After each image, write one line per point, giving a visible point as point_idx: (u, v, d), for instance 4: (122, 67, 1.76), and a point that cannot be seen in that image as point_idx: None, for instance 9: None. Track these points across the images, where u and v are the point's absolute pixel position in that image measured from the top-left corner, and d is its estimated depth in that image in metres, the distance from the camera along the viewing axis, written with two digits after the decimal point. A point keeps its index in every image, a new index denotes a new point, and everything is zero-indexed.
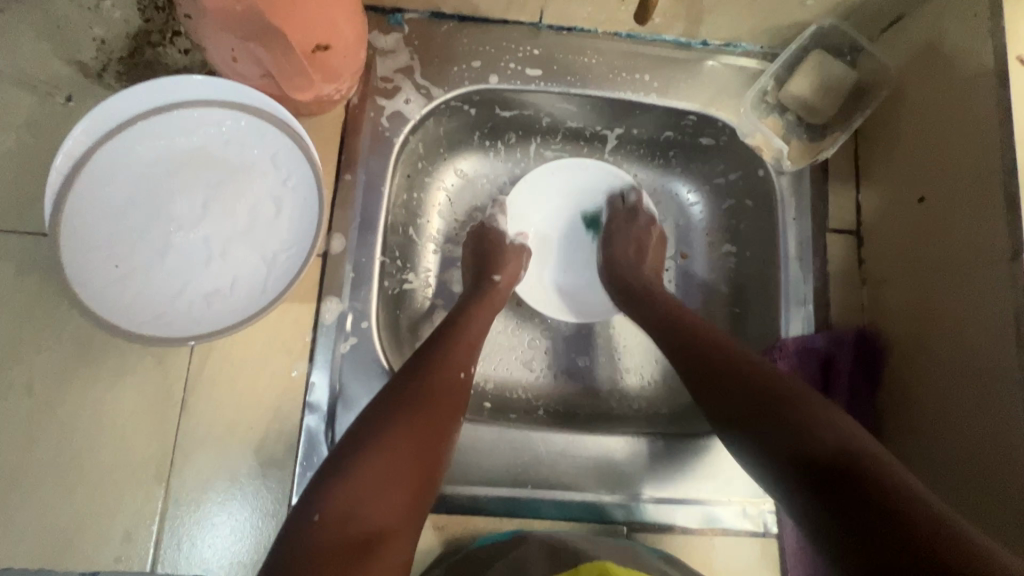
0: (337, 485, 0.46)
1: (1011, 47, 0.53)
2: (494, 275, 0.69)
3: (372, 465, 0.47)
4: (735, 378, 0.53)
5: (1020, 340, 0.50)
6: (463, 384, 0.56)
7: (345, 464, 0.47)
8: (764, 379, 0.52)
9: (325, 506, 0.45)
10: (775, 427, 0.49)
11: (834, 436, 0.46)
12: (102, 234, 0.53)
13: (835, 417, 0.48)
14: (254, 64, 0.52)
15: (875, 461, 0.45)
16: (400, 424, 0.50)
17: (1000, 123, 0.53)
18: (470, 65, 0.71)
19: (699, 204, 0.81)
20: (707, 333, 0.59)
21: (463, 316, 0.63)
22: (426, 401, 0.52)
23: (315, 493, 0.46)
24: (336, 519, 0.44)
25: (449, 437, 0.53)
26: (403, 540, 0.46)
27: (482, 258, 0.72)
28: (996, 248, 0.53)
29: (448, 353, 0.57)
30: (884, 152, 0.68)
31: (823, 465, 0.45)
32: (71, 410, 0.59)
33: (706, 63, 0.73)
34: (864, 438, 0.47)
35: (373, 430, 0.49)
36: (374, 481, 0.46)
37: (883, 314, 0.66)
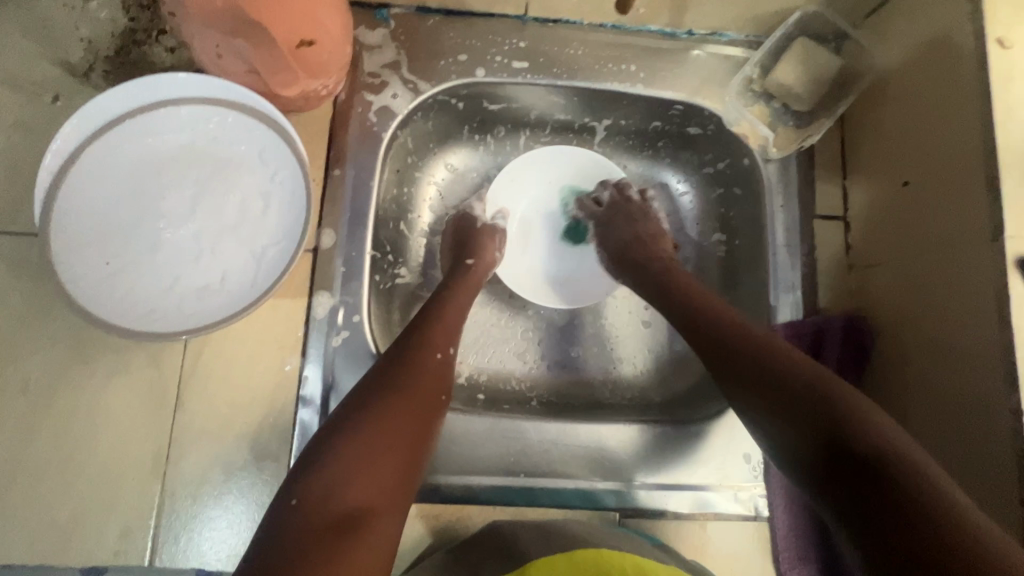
0: (315, 468, 0.46)
1: (991, 29, 0.54)
2: (467, 258, 0.70)
3: (349, 447, 0.47)
4: (718, 338, 0.57)
5: (1000, 315, 0.51)
6: (442, 365, 0.57)
7: (322, 449, 0.48)
8: (744, 340, 0.55)
9: (302, 491, 0.45)
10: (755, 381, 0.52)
11: (806, 388, 0.50)
12: (92, 232, 0.53)
13: (805, 375, 0.51)
14: (239, 60, 0.52)
15: (859, 420, 0.46)
16: (379, 406, 0.50)
17: (981, 104, 0.54)
18: (457, 58, 0.71)
19: (688, 194, 0.82)
20: (709, 305, 0.61)
21: (439, 301, 0.63)
22: (403, 382, 0.53)
23: (295, 478, 0.46)
24: (314, 501, 0.45)
25: (433, 419, 0.53)
26: (387, 521, 0.47)
27: (460, 241, 0.72)
28: (979, 228, 0.53)
29: (426, 335, 0.58)
30: (869, 138, 0.68)
31: (812, 425, 0.47)
32: (67, 408, 0.59)
33: (692, 52, 0.73)
34: (846, 396, 0.49)
35: (351, 413, 0.50)
36: (353, 463, 0.47)
37: (870, 298, 0.67)
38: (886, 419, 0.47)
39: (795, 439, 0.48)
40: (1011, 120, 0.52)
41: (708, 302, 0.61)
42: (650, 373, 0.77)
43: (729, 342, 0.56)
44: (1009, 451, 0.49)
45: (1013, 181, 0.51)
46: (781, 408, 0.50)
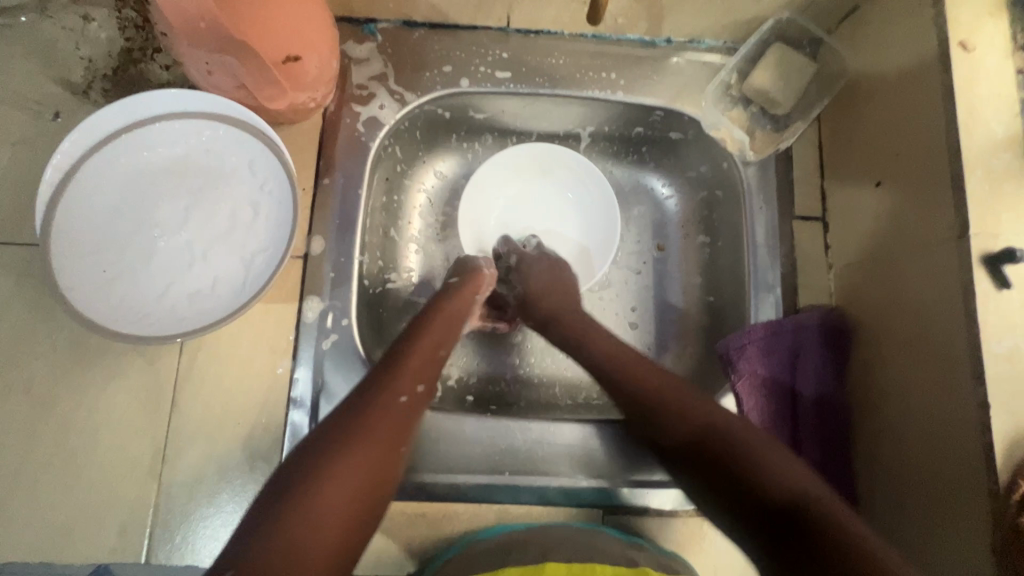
0: (263, 534, 0.42)
1: (953, 32, 0.55)
2: (450, 278, 0.67)
3: (304, 510, 0.43)
4: (623, 384, 0.60)
5: (966, 311, 0.52)
6: (416, 406, 0.53)
7: (271, 511, 0.43)
8: (638, 378, 0.59)
9: (246, 560, 0.41)
10: (653, 417, 0.56)
11: (706, 425, 0.54)
12: (90, 241, 0.55)
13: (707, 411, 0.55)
14: (228, 76, 0.55)
15: (735, 446, 0.52)
16: (340, 462, 0.46)
17: (945, 106, 0.55)
18: (442, 69, 0.73)
19: (672, 198, 0.83)
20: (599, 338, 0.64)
21: (415, 329, 0.59)
22: (369, 429, 0.48)
23: (238, 542, 0.42)
24: (256, 575, 0.40)
25: (426, 419, 0.55)
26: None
27: (443, 263, 0.72)
28: (946, 226, 0.55)
29: (400, 372, 0.53)
30: (845, 140, 0.70)
31: (698, 454, 0.53)
32: (67, 411, 0.62)
33: (671, 59, 0.75)
34: (737, 428, 0.53)
35: (307, 469, 0.45)
36: (305, 530, 0.42)
37: (848, 297, 0.68)
38: (788, 464, 0.50)
39: (695, 471, 0.53)
40: (974, 120, 0.54)
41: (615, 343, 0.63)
42: None
43: (616, 384, 0.60)
44: (977, 444, 0.50)
45: (977, 179, 0.53)
46: (679, 443, 0.55)
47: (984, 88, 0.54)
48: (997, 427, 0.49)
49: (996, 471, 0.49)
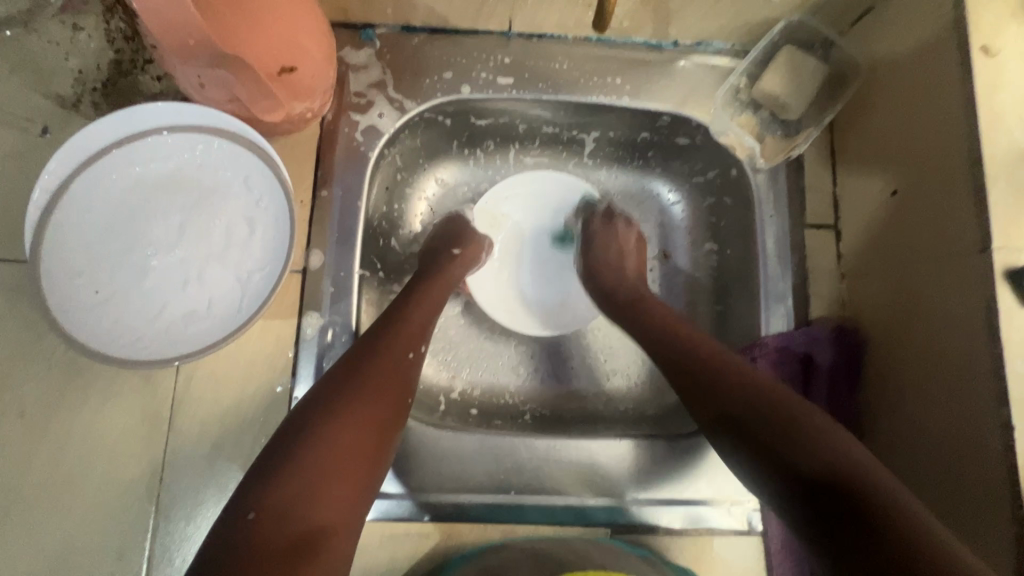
0: (275, 482, 0.46)
1: (974, 36, 0.53)
2: (455, 248, 0.71)
3: (314, 456, 0.47)
4: (722, 386, 0.54)
5: (989, 328, 0.50)
6: (410, 365, 0.57)
7: (282, 460, 0.47)
8: (742, 382, 0.53)
9: (261, 504, 0.45)
10: (754, 425, 0.50)
11: (820, 441, 0.47)
12: (81, 261, 0.54)
13: (815, 422, 0.49)
14: (221, 89, 0.53)
15: (852, 466, 0.45)
16: (342, 412, 0.50)
17: (966, 114, 0.53)
18: (442, 76, 0.71)
19: (679, 204, 0.81)
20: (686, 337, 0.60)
21: (410, 293, 0.64)
22: (366, 386, 0.53)
23: (252, 488, 0.46)
24: (273, 515, 0.45)
25: (397, 423, 0.54)
26: (343, 534, 0.47)
27: (444, 237, 0.73)
28: (967, 239, 0.53)
29: (393, 336, 0.58)
30: (858, 146, 0.68)
31: (803, 472, 0.46)
32: (62, 432, 0.60)
33: (678, 63, 0.73)
34: (853, 448, 0.47)
35: (313, 421, 0.50)
36: (315, 475, 0.47)
37: (862, 308, 0.66)
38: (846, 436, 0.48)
39: (788, 489, 0.47)
40: (997, 129, 0.52)
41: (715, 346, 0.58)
42: (643, 385, 0.77)
43: (716, 386, 0.54)
44: (1001, 467, 0.48)
45: (1000, 191, 0.51)
46: (774, 456, 0.48)
47: (1008, 95, 0.52)
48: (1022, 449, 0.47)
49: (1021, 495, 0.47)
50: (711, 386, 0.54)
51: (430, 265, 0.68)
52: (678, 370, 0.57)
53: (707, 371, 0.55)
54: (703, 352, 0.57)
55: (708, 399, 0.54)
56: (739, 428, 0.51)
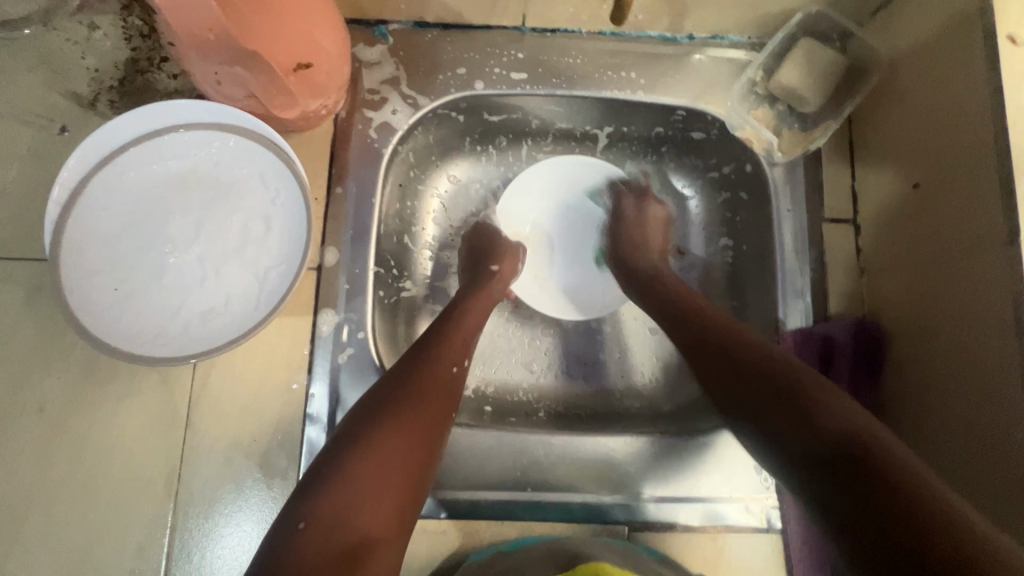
0: (324, 493, 0.47)
1: (1000, 25, 0.52)
2: (490, 265, 0.72)
3: (363, 467, 0.48)
4: (744, 368, 0.53)
5: (1017, 321, 0.49)
6: (454, 379, 0.58)
7: (330, 472, 0.48)
8: (784, 366, 0.51)
9: (308, 514, 0.46)
10: (782, 405, 0.48)
11: (844, 423, 0.45)
12: (100, 258, 0.54)
13: (849, 408, 0.46)
14: (237, 85, 0.53)
15: (877, 444, 0.43)
16: (388, 426, 0.51)
17: (993, 105, 0.52)
18: (456, 72, 0.71)
19: (694, 199, 0.81)
20: (739, 329, 0.57)
21: (458, 310, 0.65)
22: (413, 400, 0.54)
23: (301, 500, 0.47)
24: (322, 525, 0.45)
25: (440, 436, 0.54)
26: (389, 547, 0.47)
27: (477, 250, 0.74)
28: (992, 232, 0.52)
29: (438, 351, 0.59)
30: (878, 140, 0.67)
31: (820, 449, 0.45)
32: (82, 429, 0.61)
33: (693, 56, 0.72)
34: (880, 430, 0.45)
35: (359, 434, 0.51)
36: (363, 486, 0.47)
37: (882, 304, 0.65)
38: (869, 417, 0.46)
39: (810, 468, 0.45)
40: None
41: (744, 333, 0.57)
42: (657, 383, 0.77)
43: (751, 368, 0.52)
44: None
45: None
46: (802, 435, 0.46)
47: None
48: None
49: None
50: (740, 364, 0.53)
51: (470, 284, 0.69)
52: (699, 351, 0.57)
53: (742, 355, 0.54)
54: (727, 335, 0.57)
55: (732, 381, 0.53)
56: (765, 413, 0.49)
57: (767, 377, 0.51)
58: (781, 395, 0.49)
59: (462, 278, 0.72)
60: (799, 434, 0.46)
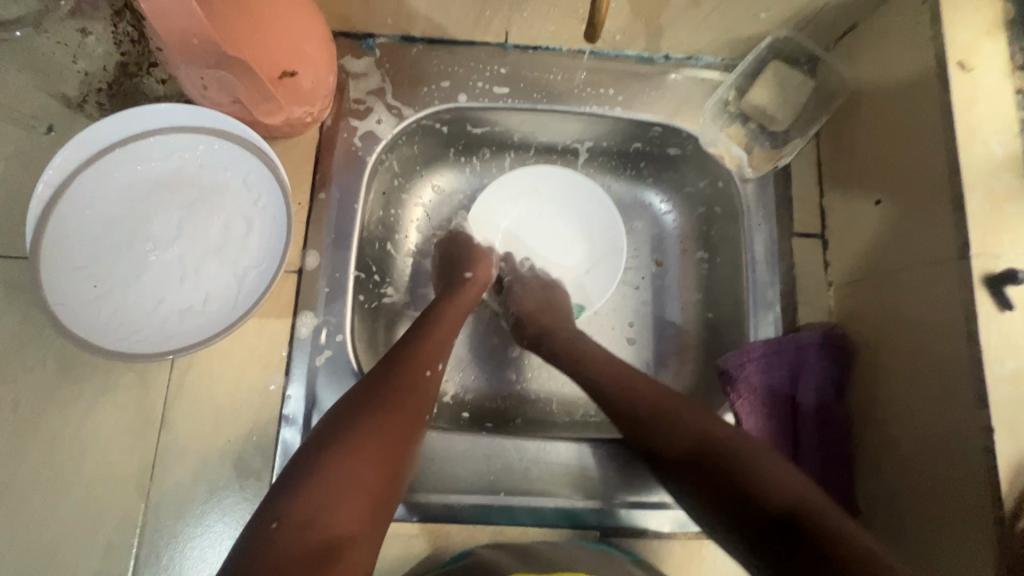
0: (299, 493, 0.48)
1: (951, 52, 0.55)
2: (467, 272, 0.73)
3: (338, 469, 0.50)
4: (659, 429, 0.56)
5: (969, 332, 0.51)
6: (430, 381, 0.60)
7: (305, 472, 0.49)
8: (698, 424, 0.55)
9: (283, 514, 0.47)
10: (705, 478, 0.52)
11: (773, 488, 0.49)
12: (81, 256, 0.54)
13: (782, 476, 0.50)
14: (224, 91, 0.54)
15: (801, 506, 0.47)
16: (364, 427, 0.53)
17: (945, 125, 0.55)
18: (440, 85, 0.73)
19: (671, 213, 0.83)
20: (631, 385, 0.60)
21: (435, 314, 0.67)
22: (389, 403, 0.55)
23: (276, 501, 0.48)
24: (295, 525, 0.46)
25: (415, 438, 0.56)
26: (361, 545, 0.49)
27: (454, 257, 0.75)
28: (946, 245, 0.54)
29: (415, 353, 0.61)
30: (844, 158, 0.70)
31: (763, 521, 0.48)
32: (55, 427, 0.61)
33: (669, 76, 0.75)
34: (818, 500, 0.48)
35: (335, 434, 0.52)
36: (337, 486, 0.49)
37: (848, 315, 0.67)
38: (782, 466, 0.51)
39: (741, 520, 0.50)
40: (973, 141, 0.54)
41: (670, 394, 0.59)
42: None
43: (670, 438, 0.55)
44: (982, 470, 0.49)
45: (977, 201, 0.53)
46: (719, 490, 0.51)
47: (983, 108, 0.54)
48: (1003, 451, 0.48)
49: (1002, 498, 0.48)
50: (673, 444, 0.55)
51: (447, 290, 0.71)
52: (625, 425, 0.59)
53: (661, 432, 0.56)
54: (649, 402, 0.58)
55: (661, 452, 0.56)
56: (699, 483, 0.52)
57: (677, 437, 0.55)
58: (705, 472, 0.52)
59: (439, 287, 0.73)
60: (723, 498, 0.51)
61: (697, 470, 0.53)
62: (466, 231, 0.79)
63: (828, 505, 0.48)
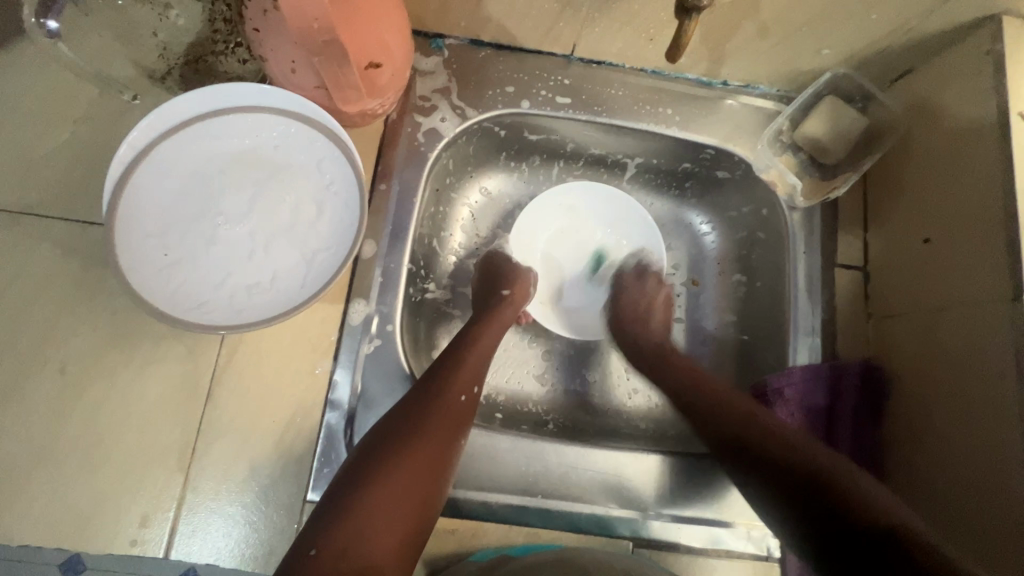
0: (338, 520, 0.48)
1: (1013, 103, 0.58)
2: (502, 290, 0.73)
3: (374, 500, 0.49)
4: (726, 420, 0.62)
5: (1019, 374, 0.53)
6: (465, 407, 0.59)
7: (343, 500, 0.49)
8: (765, 433, 0.60)
9: (323, 539, 0.47)
10: (767, 462, 0.58)
11: (835, 478, 0.55)
12: (155, 224, 0.56)
13: (875, 489, 0.54)
14: (310, 75, 0.55)
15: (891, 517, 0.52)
16: (400, 455, 0.52)
17: (1003, 171, 0.57)
18: (504, 90, 0.75)
19: (711, 234, 0.85)
20: (706, 381, 0.67)
21: (472, 333, 0.66)
22: (423, 434, 0.54)
23: (316, 525, 0.48)
24: (332, 553, 0.47)
25: (452, 462, 0.55)
26: (394, 571, 0.49)
27: (493, 274, 0.76)
28: (996, 288, 0.56)
29: (450, 376, 0.60)
30: (891, 195, 0.72)
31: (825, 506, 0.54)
32: (101, 394, 0.60)
33: (725, 102, 0.77)
34: (890, 499, 0.54)
35: (372, 464, 0.52)
36: (374, 514, 0.49)
37: (887, 349, 0.69)
38: (852, 467, 0.56)
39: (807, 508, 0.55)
40: None
41: (754, 405, 0.63)
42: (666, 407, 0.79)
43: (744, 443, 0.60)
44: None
45: None
46: (780, 475, 0.57)
47: None
48: None
49: None
50: (764, 446, 0.59)
51: (484, 305, 0.71)
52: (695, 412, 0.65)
53: (745, 430, 0.61)
54: (733, 409, 0.63)
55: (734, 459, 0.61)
56: (785, 479, 0.56)
57: (750, 427, 0.61)
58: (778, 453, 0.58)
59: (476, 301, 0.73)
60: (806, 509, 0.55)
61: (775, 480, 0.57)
62: (505, 253, 0.80)
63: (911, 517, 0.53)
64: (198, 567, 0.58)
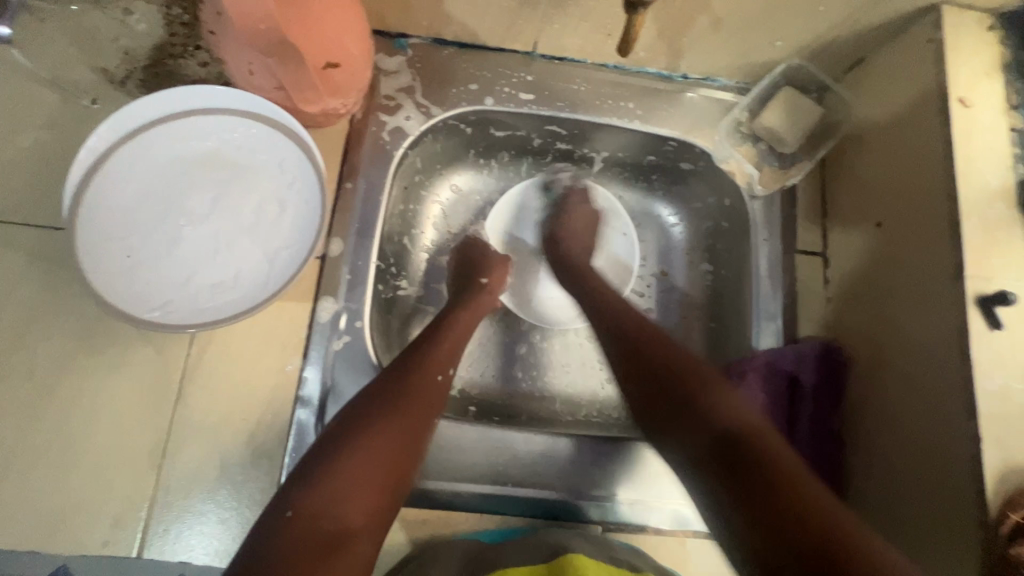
0: (311, 485, 0.49)
1: (953, 89, 0.60)
2: (480, 279, 0.73)
3: (347, 466, 0.50)
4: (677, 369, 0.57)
5: (961, 349, 0.55)
6: (441, 386, 0.59)
7: (319, 465, 0.50)
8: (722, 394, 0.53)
9: (297, 503, 0.48)
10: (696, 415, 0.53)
11: (763, 442, 0.49)
12: (115, 225, 0.57)
13: (776, 443, 0.49)
14: (268, 76, 0.56)
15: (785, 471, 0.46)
16: (376, 426, 0.53)
17: (944, 155, 0.59)
18: (467, 87, 0.76)
19: (678, 225, 0.87)
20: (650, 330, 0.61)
21: (446, 321, 0.66)
22: (399, 408, 0.55)
23: (289, 490, 0.49)
24: (307, 516, 0.47)
25: (426, 439, 0.56)
26: (368, 539, 0.49)
27: (467, 266, 0.76)
28: (941, 267, 0.58)
29: (427, 356, 0.60)
30: (846, 181, 0.74)
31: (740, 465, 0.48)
32: (69, 397, 0.61)
33: (685, 94, 0.79)
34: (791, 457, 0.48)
35: (347, 435, 0.52)
36: (346, 481, 0.49)
37: (845, 332, 0.71)
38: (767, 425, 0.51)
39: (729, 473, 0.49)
40: (969, 171, 0.58)
41: (691, 355, 0.58)
42: None
43: (686, 390, 0.55)
44: (968, 477, 0.52)
45: (973, 226, 0.57)
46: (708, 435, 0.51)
47: (978, 143, 0.59)
48: (988, 461, 0.52)
49: (985, 503, 0.51)
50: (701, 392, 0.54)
51: (460, 291, 0.72)
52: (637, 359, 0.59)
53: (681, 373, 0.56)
54: (670, 358, 0.58)
55: (682, 424, 0.53)
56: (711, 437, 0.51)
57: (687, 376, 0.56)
58: (706, 403, 0.53)
59: (453, 291, 0.73)
60: (761, 498, 0.45)
61: (707, 435, 0.51)
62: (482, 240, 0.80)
63: (810, 471, 0.47)
64: (176, 566, 0.59)
